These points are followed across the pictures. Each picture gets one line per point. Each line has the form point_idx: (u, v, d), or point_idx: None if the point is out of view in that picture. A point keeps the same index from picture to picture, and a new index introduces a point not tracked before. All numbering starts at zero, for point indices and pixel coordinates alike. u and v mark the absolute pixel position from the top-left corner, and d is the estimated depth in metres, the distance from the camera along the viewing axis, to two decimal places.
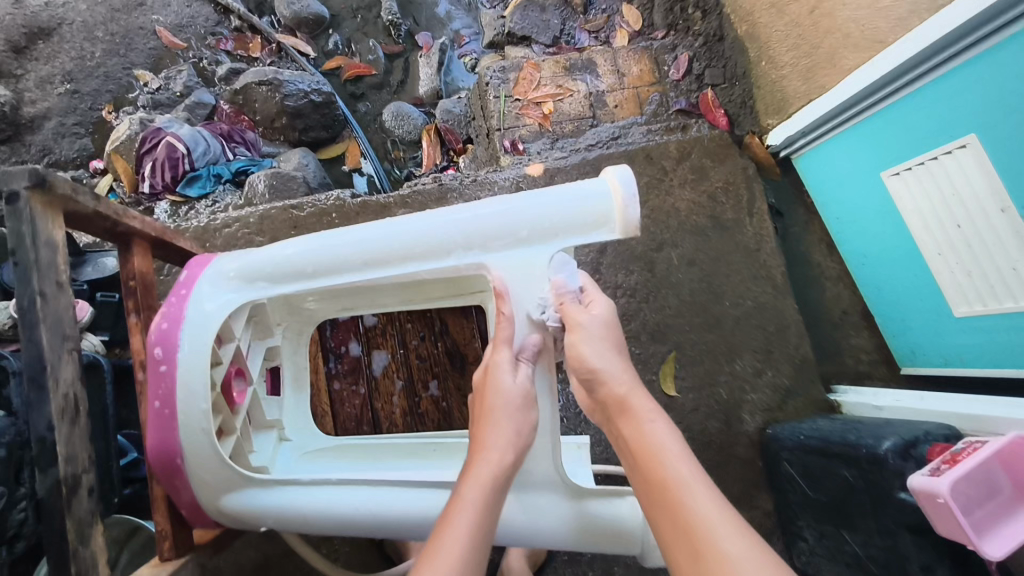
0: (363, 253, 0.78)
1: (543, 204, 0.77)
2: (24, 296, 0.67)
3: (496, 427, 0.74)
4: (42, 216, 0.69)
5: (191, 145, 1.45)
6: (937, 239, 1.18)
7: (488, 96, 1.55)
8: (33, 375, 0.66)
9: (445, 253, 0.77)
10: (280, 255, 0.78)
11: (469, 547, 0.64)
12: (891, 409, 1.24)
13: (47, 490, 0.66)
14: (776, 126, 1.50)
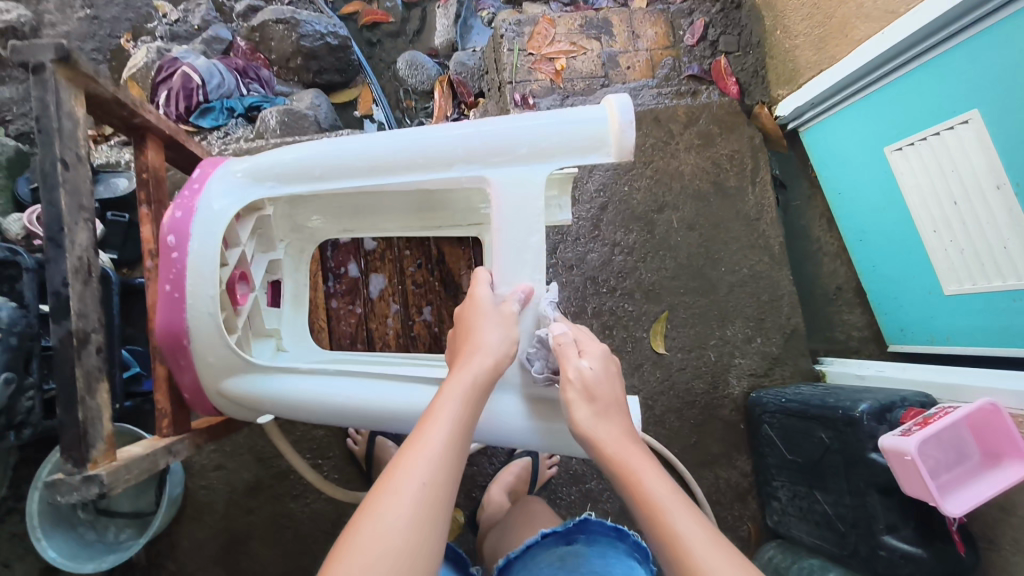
0: (364, 159, 0.77)
1: (546, 122, 0.74)
2: (46, 161, 0.68)
3: (484, 343, 0.72)
4: (66, 89, 0.69)
5: (206, 76, 1.47)
6: (934, 216, 1.20)
7: (502, 49, 1.54)
8: (50, 235, 0.68)
9: (447, 163, 0.76)
10: (289, 159, 0.79)
11: (445, 450, 0.62)
12: (873, 379, 1.28)
13: (59, 339, 0.67)
14: (786, 96, 1.52)
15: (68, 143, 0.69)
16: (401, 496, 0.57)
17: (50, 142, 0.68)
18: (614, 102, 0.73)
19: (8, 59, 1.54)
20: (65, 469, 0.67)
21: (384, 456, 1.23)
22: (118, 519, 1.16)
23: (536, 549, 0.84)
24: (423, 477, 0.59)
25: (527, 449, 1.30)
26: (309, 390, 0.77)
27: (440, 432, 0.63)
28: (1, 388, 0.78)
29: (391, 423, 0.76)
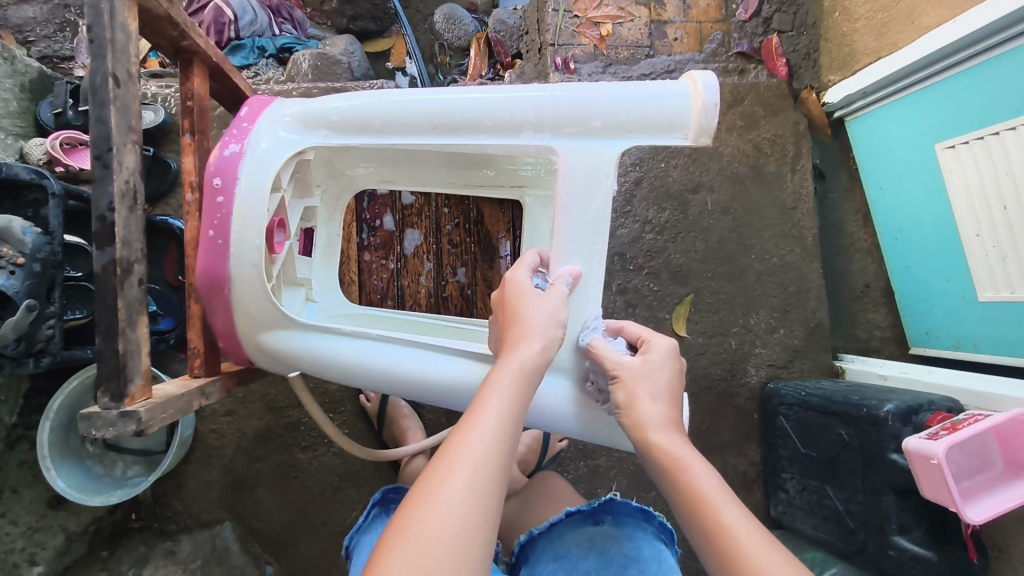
0: (425, 115, 0.73)
1: (623, 94, 0.69)
2: (97, 75, 0.64)
3: (531, 325, 0.65)
4: (120, 2, 0.65)
5: (239, 12, 1.41)
6: (980, 220, 1.16)
7: (547, 8, 1.47)
8: (97, 154, 0.64)
9: (514, 129, 0.72)
10: (345, 106, 0.75)
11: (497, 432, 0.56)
12: (896, 379, 1.26)
13: (102, 266, 0.65)
14: (836, 83, 1.47)
15: (120, 58, 0.66)
16: (451, 487, 0.51)
17: (101, 55, 0.64)
18: (702, 79, 0.68)
19: None
20: (100, 402, 0.65)
21: (396, 414, 1.21)
22: (126, 456, 1.16)
23: (561, 528, 0.84)
24: (477, 470, 0.52)
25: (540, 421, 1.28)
26: (352, 350, 0.75)
27: (490, 421, 0.56)
28: (22, 315, 0.76)
29: (432, 392, 0.74)
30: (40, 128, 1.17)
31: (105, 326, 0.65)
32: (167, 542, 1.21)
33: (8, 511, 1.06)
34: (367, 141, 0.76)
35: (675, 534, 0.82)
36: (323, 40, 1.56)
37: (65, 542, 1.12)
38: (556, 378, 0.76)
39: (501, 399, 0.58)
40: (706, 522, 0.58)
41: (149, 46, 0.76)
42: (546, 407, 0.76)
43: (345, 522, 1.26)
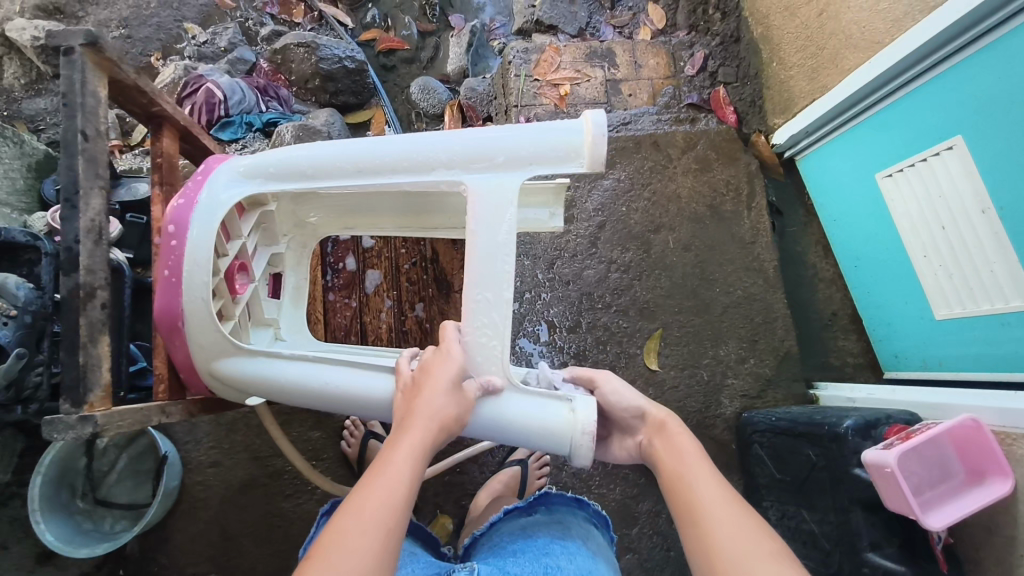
0: (353, 161, 0.81)
1: (523, 134, 0.78)
2: (69, 131, 0.73)
3: (438, 398, 0.72)
4: (92, 71, 0.75)
5: (228, 92, 1.56)
6: (924, 241, 1.21)
7: (510, 74, 1.62)
8: (67, 196, 0.72)
9: (429, 168, 0.79)
10: (286, 157, 0.83)
11: (401, 487, 0.64)
12: (864, 401, 1.29)
13: (67, 290, 0.71)
14: (781, 125, 1.57)
15: (89, 118, 0.75)
16: (358, 534, 0.59)
17: (73, 116, 0.73)
18: (590, 116, 0.77)
19: (47, 74, 1.63)
20: (62, 409, 0.70)
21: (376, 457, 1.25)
22: (114, 511, 1.19)
23: (499, 525, 0.96)
24: (382, 534, 0.60)
25: (517, 459, 1.30)
26: (294, 374, 0.81)
27: (395, 477, 0.65)
28: (12, 361, 0.83)
29: (370, 409, 0.80)
30: (44, 203, 1.29)
31: (69, 345, 0.71)
32: None
33: None
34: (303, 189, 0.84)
35: (603, 517, 0.98)
36: (307, 114, 1.68)
37: None
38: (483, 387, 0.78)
39: (404, 469, 0.66)
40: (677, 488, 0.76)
41: (124, 113, 0.86)
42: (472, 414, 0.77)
43: None
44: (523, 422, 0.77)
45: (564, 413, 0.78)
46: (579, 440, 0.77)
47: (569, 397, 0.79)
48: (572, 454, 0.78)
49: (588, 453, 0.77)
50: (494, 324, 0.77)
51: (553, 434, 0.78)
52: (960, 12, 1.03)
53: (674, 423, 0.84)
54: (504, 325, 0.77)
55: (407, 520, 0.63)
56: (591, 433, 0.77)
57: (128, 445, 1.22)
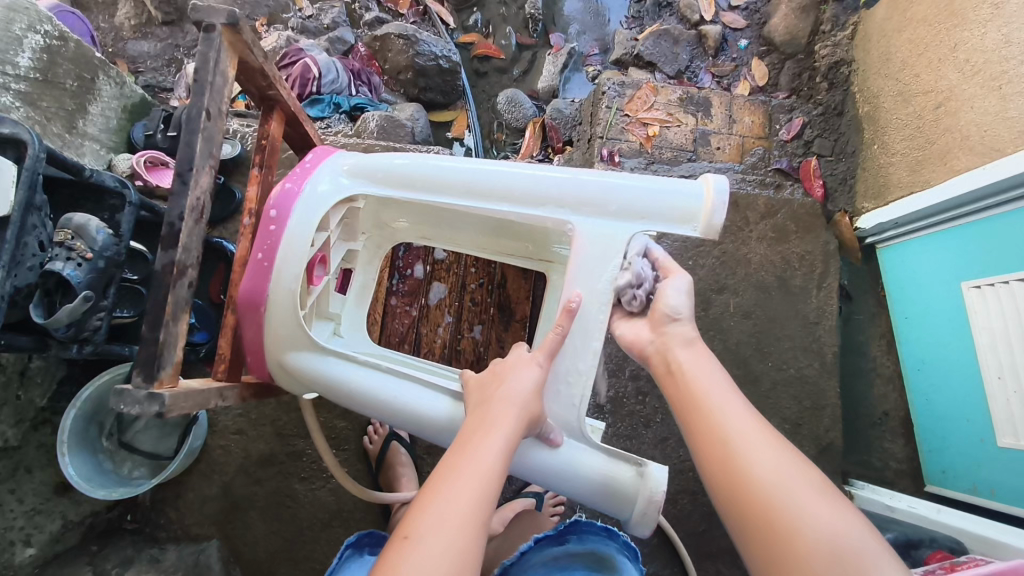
0: (463, 181, 0.83)
1: (639, 187, 0.80)
2: (193, 107, 0.72)
3: (521, 393, 0.73)
4: (226, 50, 0.75)
5: (324, 71, 1.58)
6: (1001, 361, 1.13)
7: (601, 104, 1.60)
8: (181, 172, 0.72)
9: (540, 203, 0.82)
10: (393, 164, 0.85)
11: (486, 474, 0.64)
12: (904, 513, 1.20)
13: (161, 264, 0.71)
14: (869, 210, 1.51)
15: (215, 96, 0.75)
16: (443, 519, 0.60)
17: (200, 93, 0.73)
18: (711, 178, 0.79)
19: (156, 20, 1.68)
20: (133, 381, 0.70)
21: (396, 461, 1.24)
22: (136, 456, 1.20)
23: (529, 556, 0.90)
24: (476, 515, 0.61)
25: (533, 492, 1.26)
26: (364, 380, 0.82)
27: (477, 464, 0.65)
28: (79, 303, 0.84)
29: (432, 430, 0.80)
30: (131, 147, 1.32)
31: (150, 315, 0.71)
32: (154, 549, 1.22)
33: (17, 489, 1.10)
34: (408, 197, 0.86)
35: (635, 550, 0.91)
36: (393, 105, 1.69)
37: (62, 528, 1.16)
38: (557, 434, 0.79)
39: (486, 456, 0.66)
40: (701, 407, 0.73)
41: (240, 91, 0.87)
42: (543, 459, 0.78)
43: (326, 561, 1.26)
44: (592, 478, 0.78)
45: (635, 475, 0.78)
46: (645, 507, 0.77)
47: (640, 461, 0.78)
48: (634, 522, 0.78)
49: (649, 526, 0.78)
50: (577, 374, 0.79)
51: (619, 495, 0.78)
52: None
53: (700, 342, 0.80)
54: (588, 376, 0.79)
55: (497, 501, 0.63)
56: (657, 508, 0.77)
57: None
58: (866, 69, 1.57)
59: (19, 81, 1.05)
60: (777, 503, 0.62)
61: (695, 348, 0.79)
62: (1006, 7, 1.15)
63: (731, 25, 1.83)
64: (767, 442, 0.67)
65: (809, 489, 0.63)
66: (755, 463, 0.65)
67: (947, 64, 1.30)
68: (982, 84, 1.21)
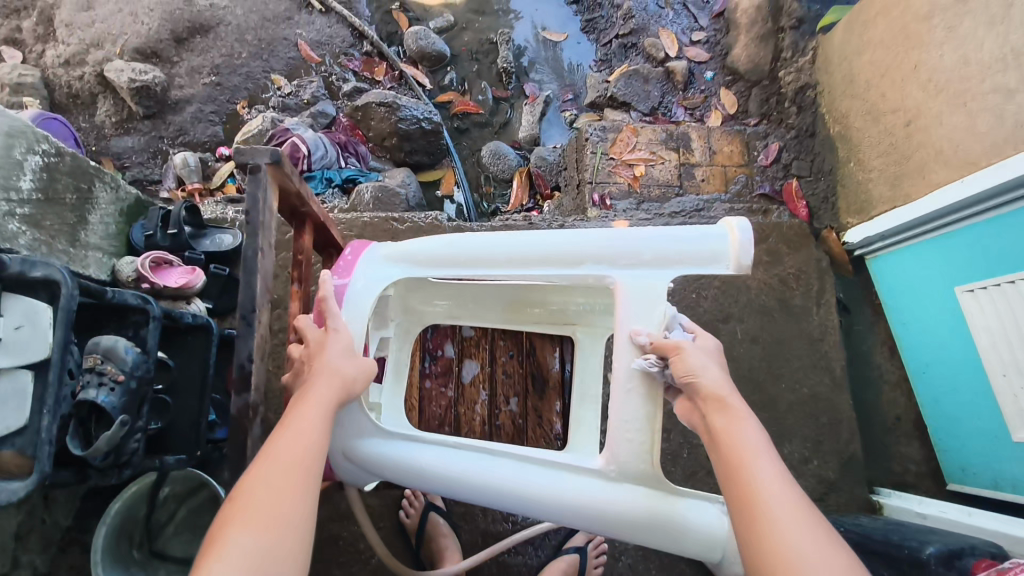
0: (501, 253, 0.88)
1: (668, 235, 0.83)
2: (249, 247, 0.78)
3: (338, 369, 0.78)
4: (270, 186, 0.80)
5: (312, 148, 1.61)
6: (1004, 359, 1.17)
7: (586, 150, 1.65)
8: (245, 313, 0.77)
9: (578, 262, 0.85)
10: (429, 247, 0.90)
11: (309, 428, 0.71)
12: (937, 519, 1.23)
13: (240, 411, 0.77)
14: (855, 225, 1.57)
15: (265, 232, 0.79)
16: (269, 476, 0.64)
17: (254, 233, 0.78)
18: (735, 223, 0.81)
19: (137, 114, 1.70)
20: None
21: (435, 533, 1.23)
22: (168, 564, 1.14)
23: None
24: (303, 467, 0.67)
25: (573, 545, 1.25)
26: (430, 457, 0.86)
27: (304, 424, 0.71)
28: (119, 428, 0.82)
29: (502, 498, 0.84)
30: (132, 249, 1.32)
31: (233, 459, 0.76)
32: None
33: None
34: (450, 274, 0.90)
35: None
36: (383, 173, 1.72)
37: None
38: (625, 482, 0.81)
39: (314, 421, 0.71)
40: (743, 484, 0.66)
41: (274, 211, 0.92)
42: (621, 514, 0.80)
43: None
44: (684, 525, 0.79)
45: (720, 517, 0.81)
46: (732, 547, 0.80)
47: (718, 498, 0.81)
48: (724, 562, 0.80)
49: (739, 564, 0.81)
50: (637, 421, 0.83)
51: (709, 540, 0.79)
52: None
53: (736, 401, 0.74)
54: (645, 419, 0.83)
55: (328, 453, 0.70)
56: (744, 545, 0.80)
57: (188, 497, 1.18)
58: (831, 91, 1.65)
59: (23, 205, 1.05)
60: None
61: (732, 415, 0.72)
62: (960, 30, 1.23)
63: (695, 59, 1.91)
64: (809, 527, 0.60)
65: None
66: (781, 541, 0.60)
67: (910, 83, 1.38)
68: (948, 102, 1.28)
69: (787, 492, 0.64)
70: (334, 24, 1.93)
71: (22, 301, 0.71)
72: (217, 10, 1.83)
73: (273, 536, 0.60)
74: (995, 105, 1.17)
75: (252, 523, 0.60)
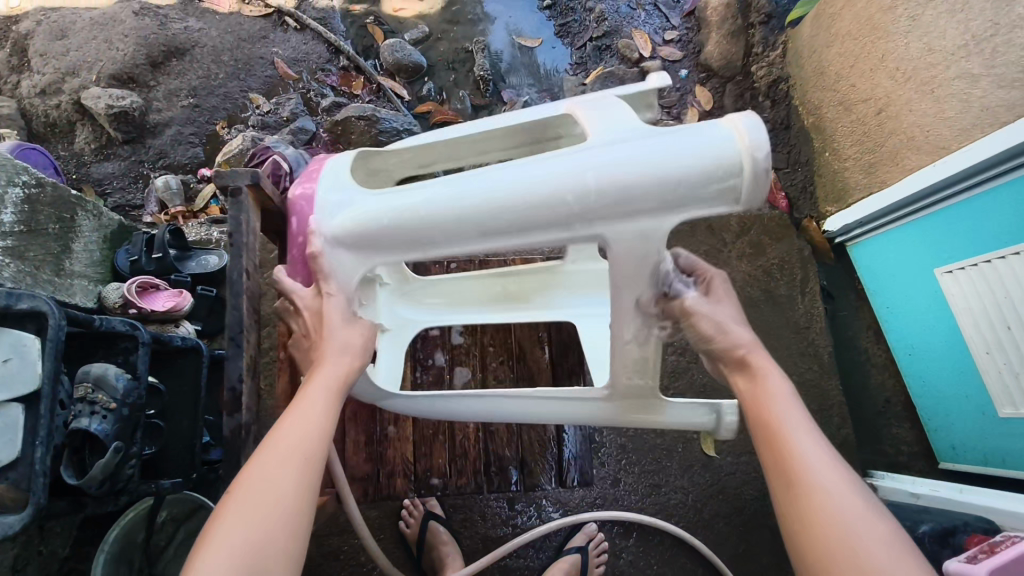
0: (474, 213, 0.76)
1: (668, 155, 0.71)
2: (235, 269, 0.82)
3: (348, 348, 0.83)
4: (250, 208, 0.84)
5: (294, 165, 1.59)
6: (986, 338, 1.19)
7: None
8: (234, 334, 0.81)
9: (563, 213, 0.74)
10: (395, 212, 0.79)
11: (312, 419, 0.73)
12: (928, 497, 1.25)
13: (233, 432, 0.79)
14: (834, 213, 1.59)
15: (248, 254, 0.84)
16: (270, 466, 0.67)
17: (237, 254, 0.82)
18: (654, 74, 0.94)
19: (116, 140, 1.70)
20: None
21: (436, 541, 1.23)
22: None
23: None
24: (303, 459, 0.70)
25: (574, 545, 1.26)
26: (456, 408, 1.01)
27: (307, 416, 0.73)
28: (111, 455, 0.83)
29: None
30: (118, 275, 1.32)
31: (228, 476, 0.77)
32: None
33: None
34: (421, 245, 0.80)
35: None
36: None
37: None
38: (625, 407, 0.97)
39: (316, 413, 0.74)
40: (770, 428, 0.74)
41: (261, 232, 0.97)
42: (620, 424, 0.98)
43: None
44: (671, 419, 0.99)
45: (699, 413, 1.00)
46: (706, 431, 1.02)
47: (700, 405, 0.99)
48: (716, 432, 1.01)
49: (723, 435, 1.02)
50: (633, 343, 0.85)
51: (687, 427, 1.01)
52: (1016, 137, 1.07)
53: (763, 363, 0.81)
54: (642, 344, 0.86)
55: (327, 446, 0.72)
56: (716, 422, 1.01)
57: (187, 519, 1.17)
58: (803, 83, 1.68)
59: (6, 237, 1.06)
60: (850, 543, 0.61)
61: (760, 375, 0.80)
62: (922, 19, 1.27)
63: (669, 58, 1.94)
64: (832, 466, 0.68)
65: (877, 528, 0.62)
66: (807, 476, 0.67)
67: (879, 73, 1.41)
68: (916, 89, 1.31)
69: (811, 434, 0.72)
70: (309, 41, 1.93)
71: (11, 334, 0.72)
72: (191, 33, 1.85)
73: (265, 529, 0.63)
74: (961, 90, 1.21)
75: (247, 515, 0.63)
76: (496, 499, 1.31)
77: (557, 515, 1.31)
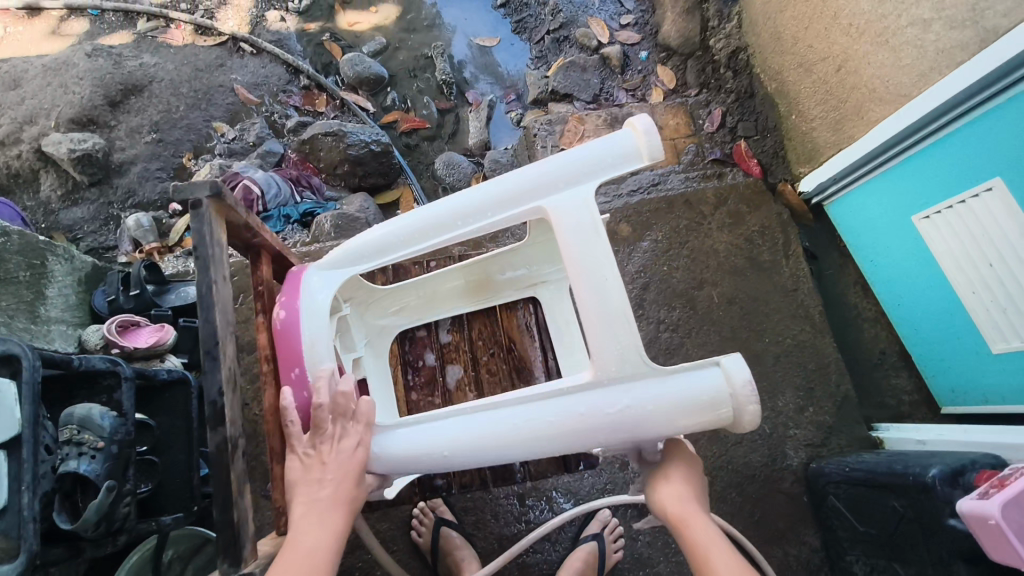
0: (497, 443, 0.82)
1: (669, 397, 0.79)
2: (202, 282, 0.78)
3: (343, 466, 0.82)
4: (214, 219, 0.81)
5: (265, 187, 1.61)
6: (970, 278, 1.19)
7: (536, 146, 1.67)
8: (208, 346, 0.77)
9: (574, 442, 0.81)
10: (422, 433, 0.85)
11: (318, 549, 0.76)
12: (935, 442, 1.25)
13: (218, 446, 0.75)
14: (807, 174, 1.60)
15: (217, 266, 0.80)
16: None
17: (206, 266, 0.78)
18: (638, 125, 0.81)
19: (82, 183, 1.67)
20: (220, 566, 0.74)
21: (449, 546, 1.21)
22: None
23: None
24: None
25: (591, 534, 1.25)
26: None
27: (310, 544, 0.76)
28: (105, 495, 0.81)
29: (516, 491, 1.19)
30: (97, 317, 1.30)
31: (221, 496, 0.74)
32: None
33: None
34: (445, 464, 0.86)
35: None
36: (340, 201, 1.71)
37: None
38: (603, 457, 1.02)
39: (319, 541, 0.77)
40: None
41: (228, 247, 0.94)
42: None
43: None
44: None
45: None
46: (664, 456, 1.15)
47: None
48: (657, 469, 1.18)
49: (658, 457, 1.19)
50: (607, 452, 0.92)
51: None
52: (974, 76, 1.08)
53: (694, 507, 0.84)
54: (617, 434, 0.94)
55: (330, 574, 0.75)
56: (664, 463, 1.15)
57: (195, 555, 1.16)
58: (761, 51, 1.69)
59: None
60: None
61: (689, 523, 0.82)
62: None
63: (627, 41, 1.95)
64: None
65: None
66: None
67: (834, 30, 1.42)
68: (871, 42, 1.33)
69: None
70: (267, 65, 1.92)
71: None
72: (147, 69, 1.84)
73: None
74: (915, 36, 1.22)
75: None
76: (507, 498, 1.30)
77: (569, 505, 1.30)
